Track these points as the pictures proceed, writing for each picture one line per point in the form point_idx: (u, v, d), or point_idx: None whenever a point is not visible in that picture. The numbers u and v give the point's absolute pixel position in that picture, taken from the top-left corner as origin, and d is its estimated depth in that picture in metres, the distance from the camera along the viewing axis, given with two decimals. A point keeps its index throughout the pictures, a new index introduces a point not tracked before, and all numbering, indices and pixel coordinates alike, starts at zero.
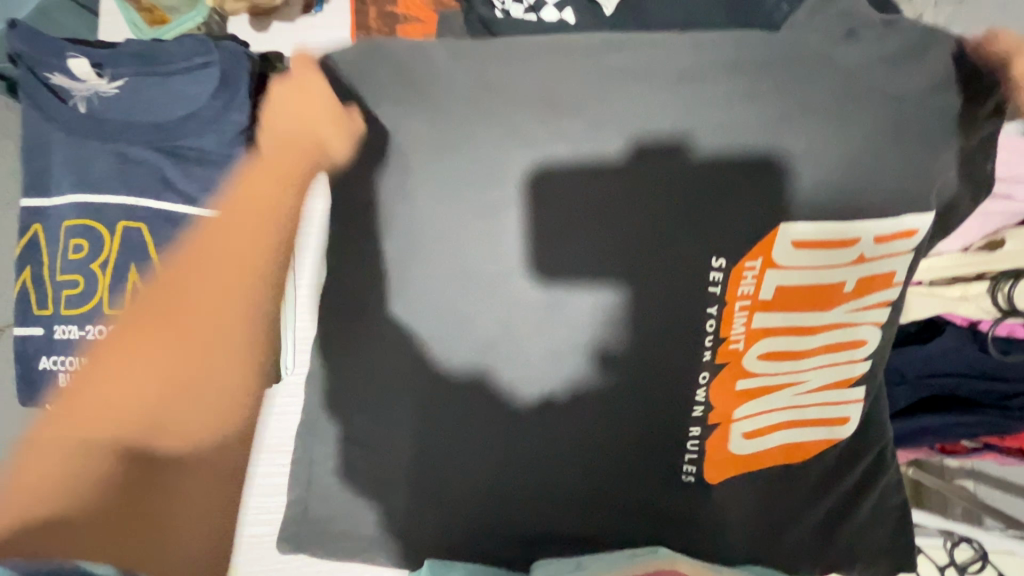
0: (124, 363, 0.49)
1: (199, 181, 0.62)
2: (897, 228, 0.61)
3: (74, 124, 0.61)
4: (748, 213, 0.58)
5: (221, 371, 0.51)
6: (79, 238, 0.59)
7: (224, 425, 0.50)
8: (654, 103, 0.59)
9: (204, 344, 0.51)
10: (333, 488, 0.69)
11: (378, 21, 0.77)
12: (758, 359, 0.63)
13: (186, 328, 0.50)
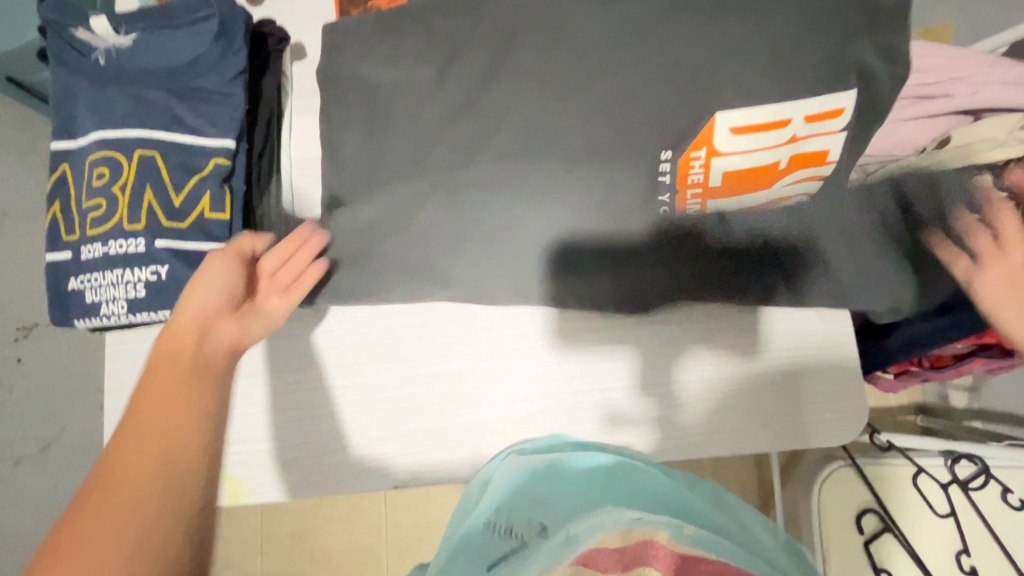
0: (98, 511, 0.47)
1: (205, 116, 0.70)
2: (825, 105, 0.66)
3: (97, 74, 0.70)
4: (684, 115, 0.67)
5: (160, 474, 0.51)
6: (102, 166, 0.67)
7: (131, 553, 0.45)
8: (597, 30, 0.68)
9: (152, 478, 0.50)
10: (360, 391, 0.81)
11: None
12: (713, 227, 0.76)
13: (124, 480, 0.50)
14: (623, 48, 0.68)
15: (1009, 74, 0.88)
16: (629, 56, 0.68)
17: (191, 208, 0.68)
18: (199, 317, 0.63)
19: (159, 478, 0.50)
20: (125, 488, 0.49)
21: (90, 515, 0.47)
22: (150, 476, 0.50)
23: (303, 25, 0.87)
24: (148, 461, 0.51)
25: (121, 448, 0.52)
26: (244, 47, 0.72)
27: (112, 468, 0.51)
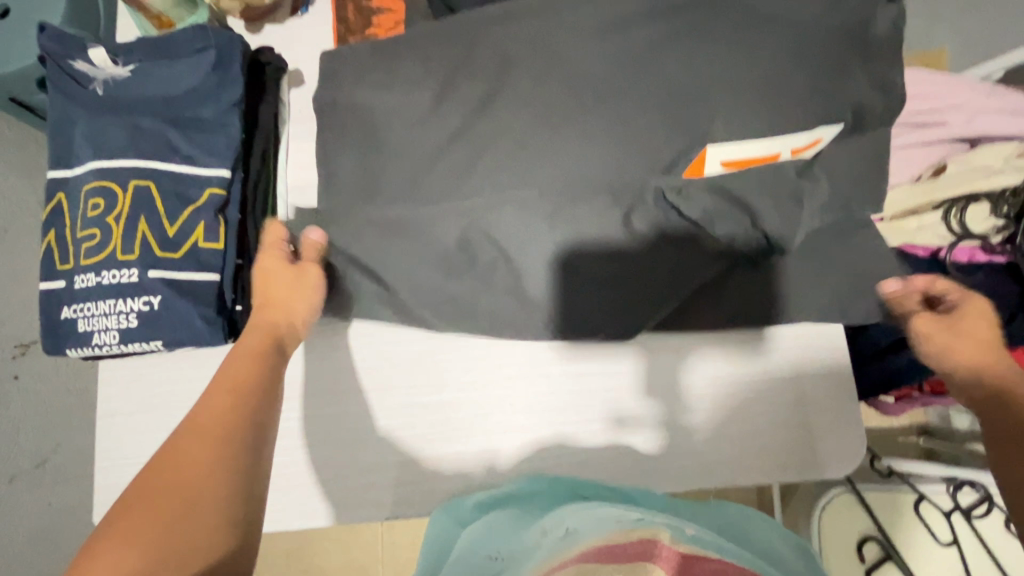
0: (131, 517, 0.43)
1: (201, 145, 0.70)
2: (810, 138, 0.68)
3: (95, 104, 0.71)
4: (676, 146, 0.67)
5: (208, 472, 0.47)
6: (97, 197, 0.67)
7: (211, 518, 0.44)
8: (589, 61, 0.69)
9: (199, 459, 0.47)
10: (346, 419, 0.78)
11: (356, 16, 0.87)
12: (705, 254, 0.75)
13: (189, 460, 0.47)
14: (616, 79, 0.68)
15: (1008, 101, 0.87)
16: (622, 87, 0.68)
17: (185, 238, 0.68)
18: (272, 324, 0.65)
19: (195, 475, 0.46)
20: (192, 506, 0.44)
21: (176, 457, 0.47)
22: (202, 474, 0.46)
23: (301, 53, 0.88)
24: (203, 459, 0.48)
25: (168, 454, 0.48)
26: (242, 77, 0.73)
27: (182, 440, 0.49)
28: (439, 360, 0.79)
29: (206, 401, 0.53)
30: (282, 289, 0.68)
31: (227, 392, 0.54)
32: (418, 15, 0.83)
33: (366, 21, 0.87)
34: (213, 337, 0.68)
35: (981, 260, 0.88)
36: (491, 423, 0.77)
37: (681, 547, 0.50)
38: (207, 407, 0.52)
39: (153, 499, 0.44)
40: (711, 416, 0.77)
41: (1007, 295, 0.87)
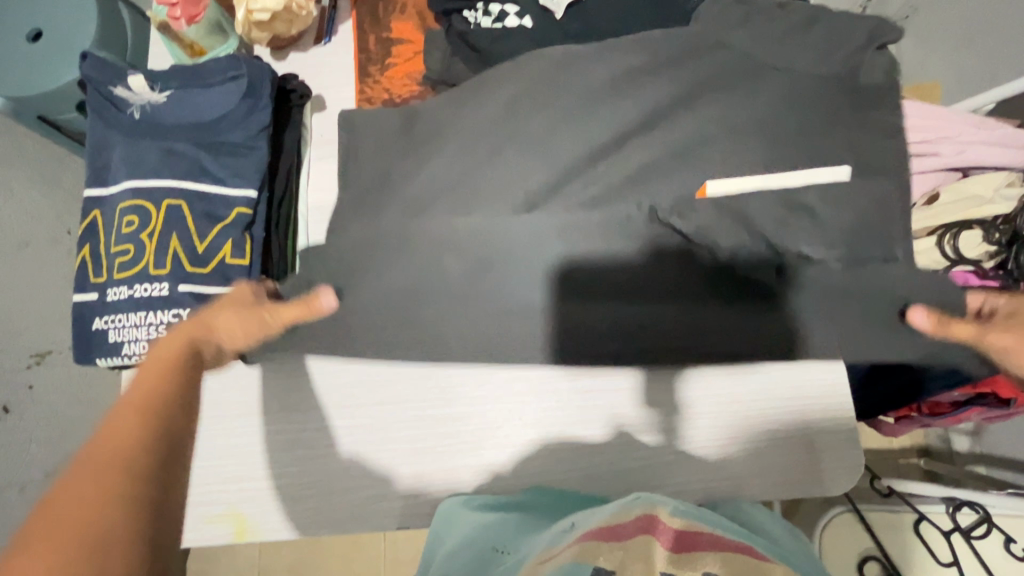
0: (57, 514, 0.37)
1: (230, 167, 0.74)
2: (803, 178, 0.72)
3: (132, 127, 0.75)
4: (674, 179, 0.75)
5: (136, 464, 0.41)
6: (132, 215, 0.71)
7: (131, 515, 0.38)
8: (589, 97, 0.77)
9: (119, 456, 0.41)
10: (356, 432, 0.79)
11: (376, 46, 0.92)
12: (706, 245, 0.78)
13: (109, 453, 0.41)
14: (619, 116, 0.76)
15: (997, 133, 0.91)
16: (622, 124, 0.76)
17: (213, 254, 0.71)
18: (197, 333, 0.60)
19: (120, 472, 0.40)
20: (121, 496, 0.38)
21: (107, 441, 0.42)
22: (127, 469, 0.40)
23: (323, 80, 0.92)
24: (134, 446, 0.42)
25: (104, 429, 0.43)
26: (270, 103, 0.77)
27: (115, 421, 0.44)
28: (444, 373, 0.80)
29: (141, 389, 0.48)
30: (219, 311, 0.63)
31: (164, 380, 0.50)
32: (435, 44, 0.88)
33: (387, 50, 0.92)
34: None
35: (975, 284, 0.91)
36: (500, 438, 0.78)
37: (677, 522, 0.54)
38: (150, 383, 0.49)
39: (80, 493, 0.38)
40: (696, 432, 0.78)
41: None
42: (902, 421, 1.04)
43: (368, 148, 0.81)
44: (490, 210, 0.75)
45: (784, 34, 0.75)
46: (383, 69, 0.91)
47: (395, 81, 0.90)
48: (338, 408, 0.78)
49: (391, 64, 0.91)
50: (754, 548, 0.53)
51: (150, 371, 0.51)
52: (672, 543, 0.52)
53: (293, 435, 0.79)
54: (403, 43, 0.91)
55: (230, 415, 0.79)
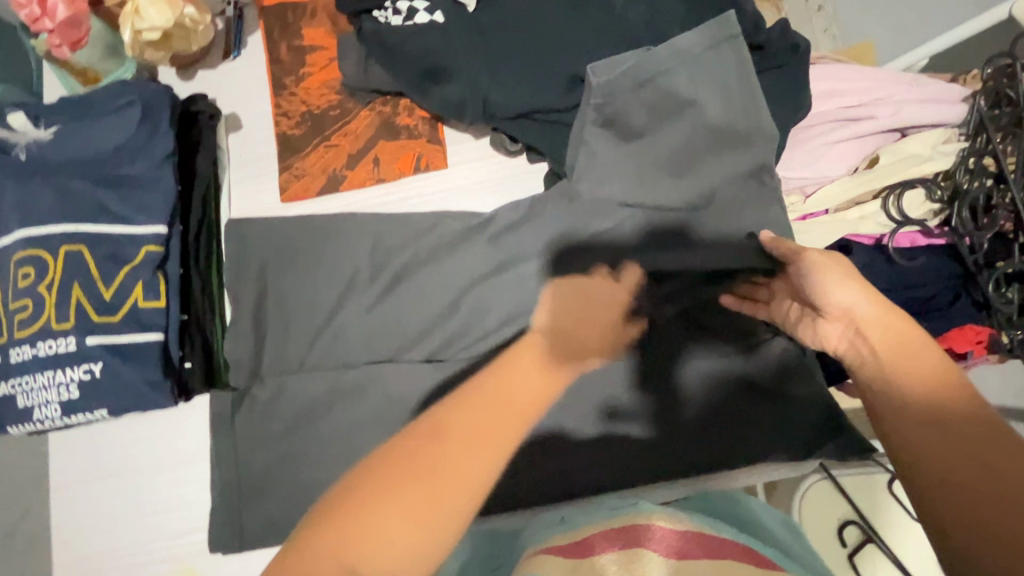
0: (377, 513, 0.31)
1: (134, 203, 0.68)
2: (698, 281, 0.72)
3: (18, 169, 0.68)
4: (611, 169, 0.70)
5: (479, 451, 0.34)
6: (27, 266, 0.65)
7: (436, 542, 0.32)
8: (514, 90, 0.70)
9: (479, 440, 0.34)
10: (303, 475, 0.72)
11: (289, 55, 0.87)
12: None
13: (458, 469, 0.33)
14: (545, 110, 0.71)
15: (927, 90, 0.91)
16: (550, 116, 0.71)
17: (123, 299, 0.66)
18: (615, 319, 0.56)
19: (443, 489, 0.32)
20: (395, 514, 0.31)
21: (381, 507, 0.31)
22: (472, 463, 0.34)
23: (236, 97, 0.86)
24: (474, 449, 0.34)
25: (447, 421, 0.35)
26: (171, 128, 0.71)
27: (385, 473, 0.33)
28: (381, 403, 0.73)
29: (518, 379, 0.38)
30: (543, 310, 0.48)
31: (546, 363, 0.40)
32: (348, 49, 0.81)
33: (301, 59, 0.87)
34: (159, 399, 0.66)
35: (922, 243, 0.91)
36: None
37: (678, 527, 0.47)
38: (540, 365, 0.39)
39: (396, 494, 0.32)
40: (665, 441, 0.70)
41: (949, 276, 0.90)
42: None
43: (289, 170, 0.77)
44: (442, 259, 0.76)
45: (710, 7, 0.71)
46: (299, 79, 0.86)
47: (311, 91, 0.85)
48: (280, 446, 0.73)
49: (305, 73, 0.86)
50: (763, 556, 0.46)
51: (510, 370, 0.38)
52: (668, 551, 0.44)
53: (230, 481, 0.73)
54: (316, 50, 0.86)
55: (173, 463, 0.76)
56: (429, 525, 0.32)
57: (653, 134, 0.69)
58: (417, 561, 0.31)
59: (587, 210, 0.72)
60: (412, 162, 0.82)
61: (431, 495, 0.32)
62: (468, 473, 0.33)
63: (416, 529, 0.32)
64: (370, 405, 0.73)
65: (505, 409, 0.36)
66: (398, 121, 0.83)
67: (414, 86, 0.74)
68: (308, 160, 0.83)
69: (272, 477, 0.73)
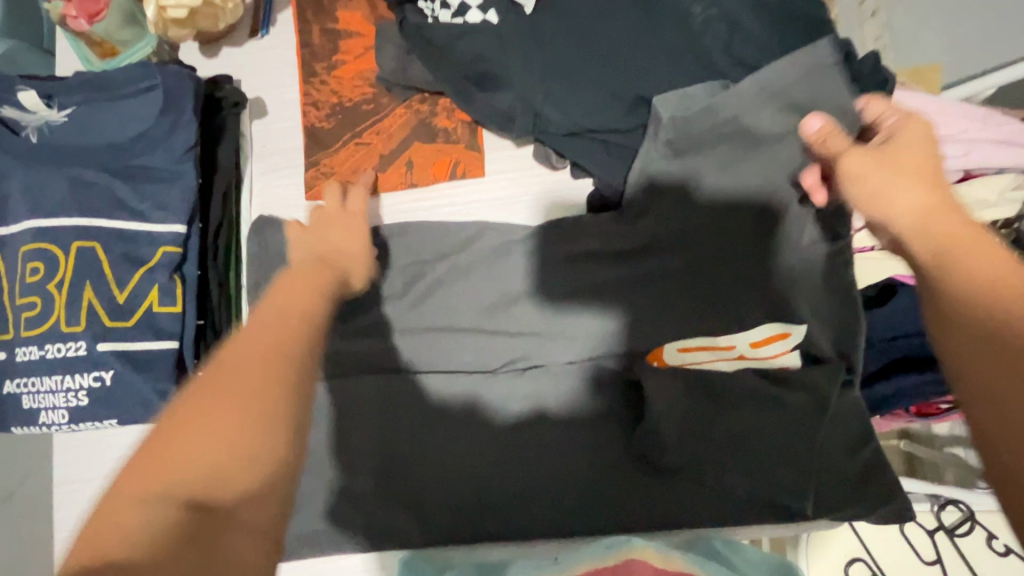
0: (179, 467, 0.33)
1: (153, 199, 0.64)
2: (771, 331, 0.67)
3: (29, 153, 0.63)
4: None
5: (298, 317, 0.41)
6: (36, 261, 0.61)
7: (261, 469, 0.34)
8: (569, 106, 0.66)
9: (261, 354, 0.38)
10: (319, 491, 0.70)
11: (320, 39, 0.80)
12: (681, 351, 0.69)
13: (261, 362, 0.37)
14: (597, 131, 0.67)
15: (1003, 128, 0.84)
16: (602, 141, 0.68)
17: (137, 304, 0.62)
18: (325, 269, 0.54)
19: (262, 370, 0.37)
20: (240, 441, 0.34)
21: (165, 456, 0.34)
22: (264, 360, 0.38)
23: (262, 81, 0.80)
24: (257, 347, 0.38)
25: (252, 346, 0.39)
26: (195, 119, 0.66)
27: (213, 375, 0.36)
28: (403, 425, 0.70)
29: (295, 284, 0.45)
30: (322, 254, 0.56)
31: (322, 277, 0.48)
32: (388, 40, 0.75)
33: (334, 45, 0.80)
34: None
35: None
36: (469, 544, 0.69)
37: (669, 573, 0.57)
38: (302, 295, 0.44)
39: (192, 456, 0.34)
40: (688, 490, 0.68)
41: None
42: (889, 424, 0.94)
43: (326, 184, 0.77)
44: (476, 278, 0.73)
45: (784, 34, 0.66)
46: (331, 67, 0.79)
47: (343, 82, 0.79)
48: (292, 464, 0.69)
49: (338, 61, 0.80)
50: None
51: (277, 315, 0.41)
52: None
53: None
54: (351, 37, 0.79)
55: None
56: (265, 405, 0.36)
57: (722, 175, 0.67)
58: (224, 466, 0.34)
59: (633, 237, 0.70)
60: (448, 168, 0.77)
61: (245, 402, 0.36)
62: (269, 354, 0.38)
63: (257, 443, 0.34)
64: (392, 425, 0.70)
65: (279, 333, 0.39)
66: (436, 122, 0.77)
67: (459, 91, 0.69)
68: (337, 157, 0.77)
69: None
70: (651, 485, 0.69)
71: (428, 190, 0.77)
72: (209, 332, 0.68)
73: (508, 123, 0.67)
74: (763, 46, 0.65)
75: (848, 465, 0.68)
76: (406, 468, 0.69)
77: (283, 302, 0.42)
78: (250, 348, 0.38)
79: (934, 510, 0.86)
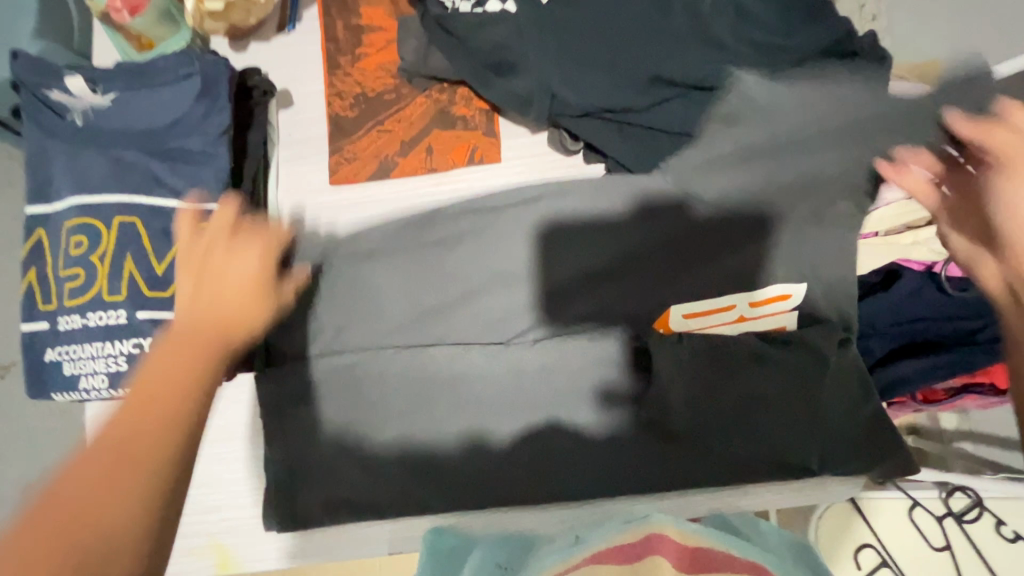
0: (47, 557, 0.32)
1: (189, 178, 0.67)
2: (774, 292, 0.70)
3: (75, 135, 0.67)
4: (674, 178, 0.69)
5: (183, 379, 0.40)
6: (80, 234, 0.64)
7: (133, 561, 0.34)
8: (582, 90, 0.69)
9: (134, 433, 0.36)
10: (340, 464, 0.71)
11: (344, 33, 0.85)
12: (689, 314, 0.71)
13: (136, 440, 0.36)
14: (609, 114, 0.71)
15: None
16: (614, 124, 0.71)
17: (173, 275, 0.65)
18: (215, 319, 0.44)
19: (137, 450, 0.36)
20: (114, 529, 0.33)
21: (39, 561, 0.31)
22: (140, 440, 0.36)
23: (289, 73, 0.84)
24: (127, 424, 0.37)
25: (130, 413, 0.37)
26: (229, 104, 0.70)
27: (103, 466, 0.35)
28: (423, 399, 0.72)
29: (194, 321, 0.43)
30: (232, 269, 0.47)
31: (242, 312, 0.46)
32: (410, 33, 0.79)
33: (358, 39, 0.85)
34: None
35: None
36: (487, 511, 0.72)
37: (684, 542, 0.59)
38: (198, 346, 0.42)
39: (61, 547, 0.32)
40: (697, 455, 0.70)
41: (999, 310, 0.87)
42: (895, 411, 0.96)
43: (349, 170, 0.81)
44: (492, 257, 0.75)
45: (788, 21, 0.69)
46: (354, 60, 0.84)
47: (366, 73, 0.83)
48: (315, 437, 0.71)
49: (361, 54, 0.84)
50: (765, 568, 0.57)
51: (166, 372, 0.39)
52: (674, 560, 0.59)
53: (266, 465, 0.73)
54: (374, 31, 0.84)
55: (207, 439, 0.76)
56: (138, 488, 0.35)
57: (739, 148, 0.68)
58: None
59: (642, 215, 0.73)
60: (466, 154, 0.80)
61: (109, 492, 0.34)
62: (144, 429, 0.36)
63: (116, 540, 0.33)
64: (411, 398, 0.72)
65: (151, 400, 0.38)
66: (454, 110, 0.81)
67: (478, 78, 0.73)
68: (360, 144, 0.81)
69: (306, 464, 0.72)
70: (662, 451, 0.71)
71: (446, 175, 0.80)
72: None
73: (525, 107, 0.71)
74: (768, 32, 0.69)
75: (852, 426, 0.70)
76: (426, 440, 0.71)
77: (175, 348, 0.41)
78: (129, 420, 0.37)
79: (942, 493, 0.87)
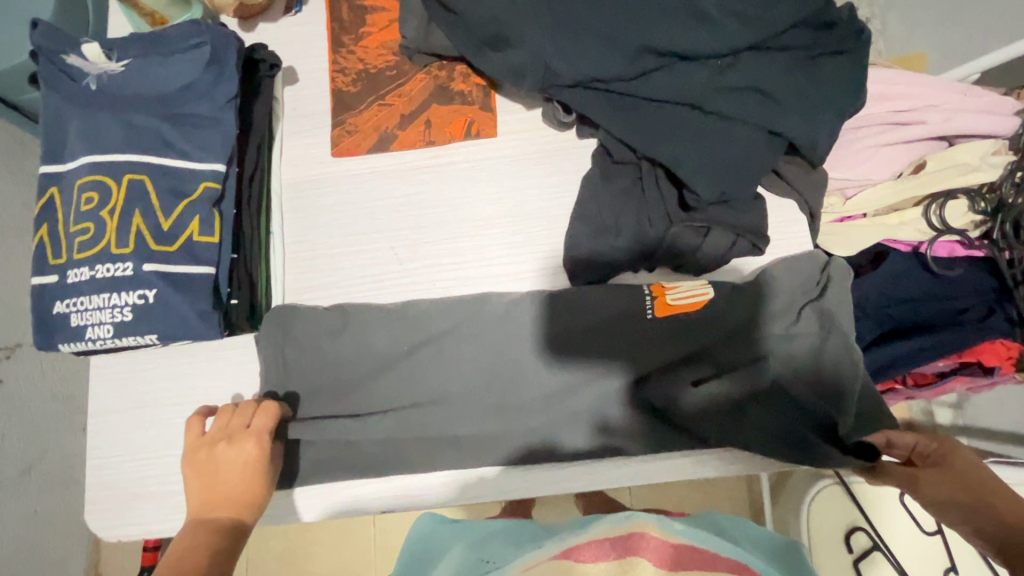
0: None
1: (196, 140, 0.70)
2: None
3: (89, 99, 0.70)
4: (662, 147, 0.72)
5: (213, 490, 0.64)
6: (91, 192, 0.67)
7: None
8: (574, 61, 0.72)
9: (221, 492, 0.64)
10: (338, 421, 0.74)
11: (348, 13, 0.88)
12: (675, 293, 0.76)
13: (217, 494, 0.64)
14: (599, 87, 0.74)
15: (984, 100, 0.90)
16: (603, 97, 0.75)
17: (180, 232, 0.68)
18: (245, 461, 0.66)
19: (222, 490, 0.64)
20: None
21: None
22: (224, 499, 0.64)
23: (294, 51, 0.88)
24: (220, 493, 0.64)
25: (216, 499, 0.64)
26: (236, 72, 0.73)
27: None
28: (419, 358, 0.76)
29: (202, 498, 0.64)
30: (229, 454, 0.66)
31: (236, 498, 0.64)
32: (410, 10, 0.82)
33: (361, 19, 0.88)
34: (206, 331, 0.68)
35: (960, 254, 0.91)
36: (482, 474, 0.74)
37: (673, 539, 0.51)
38: (233, 470, 0.65)
39: None
40: (684, 416, 0.73)
41: (985, 289, 0.90)
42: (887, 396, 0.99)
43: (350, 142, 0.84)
44: None
45: None
46: (357, 38, 0.87)
47: (369, 51, 0.86)
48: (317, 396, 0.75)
49: (364, 33, 0.87)
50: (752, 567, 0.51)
51: (216, 492, 0.64)
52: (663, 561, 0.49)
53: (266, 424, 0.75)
54: (377, 11, 0.87)
55: (207, 400, 0.78)
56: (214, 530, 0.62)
57: (723, 119, 0.72)
58: None
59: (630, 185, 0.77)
60: (463, 128, 0.83)
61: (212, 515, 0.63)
62: (213, 499, 0.64)
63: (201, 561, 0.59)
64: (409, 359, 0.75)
65: (218, 481, 0.65)
66: (452, 87, 0.84)
67: (476, 53, 0.77)
68: (361, 118, 0.84)
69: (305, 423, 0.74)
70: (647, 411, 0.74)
71: (444, 149, 0.83)
72: (241, 263, 0.75)
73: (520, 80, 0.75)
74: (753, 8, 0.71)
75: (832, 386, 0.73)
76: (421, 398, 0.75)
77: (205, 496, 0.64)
78: (214, 497, 0.64)
79: None
